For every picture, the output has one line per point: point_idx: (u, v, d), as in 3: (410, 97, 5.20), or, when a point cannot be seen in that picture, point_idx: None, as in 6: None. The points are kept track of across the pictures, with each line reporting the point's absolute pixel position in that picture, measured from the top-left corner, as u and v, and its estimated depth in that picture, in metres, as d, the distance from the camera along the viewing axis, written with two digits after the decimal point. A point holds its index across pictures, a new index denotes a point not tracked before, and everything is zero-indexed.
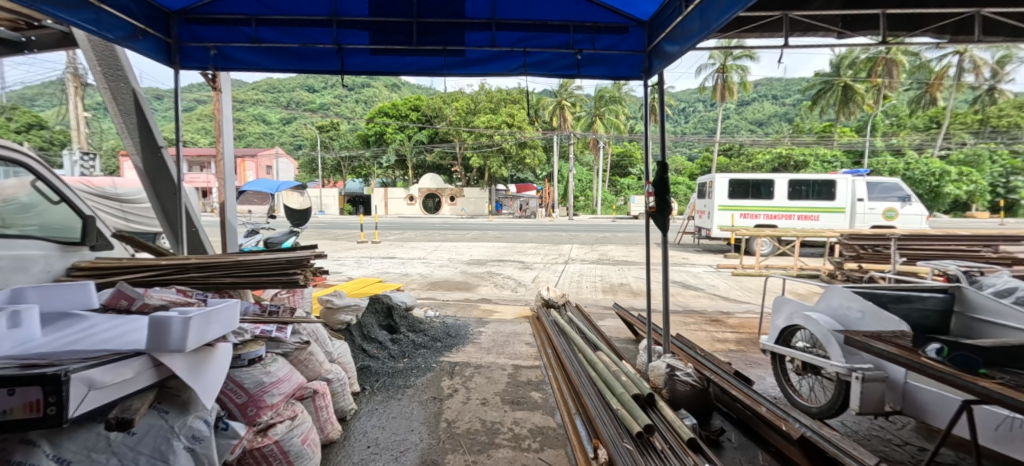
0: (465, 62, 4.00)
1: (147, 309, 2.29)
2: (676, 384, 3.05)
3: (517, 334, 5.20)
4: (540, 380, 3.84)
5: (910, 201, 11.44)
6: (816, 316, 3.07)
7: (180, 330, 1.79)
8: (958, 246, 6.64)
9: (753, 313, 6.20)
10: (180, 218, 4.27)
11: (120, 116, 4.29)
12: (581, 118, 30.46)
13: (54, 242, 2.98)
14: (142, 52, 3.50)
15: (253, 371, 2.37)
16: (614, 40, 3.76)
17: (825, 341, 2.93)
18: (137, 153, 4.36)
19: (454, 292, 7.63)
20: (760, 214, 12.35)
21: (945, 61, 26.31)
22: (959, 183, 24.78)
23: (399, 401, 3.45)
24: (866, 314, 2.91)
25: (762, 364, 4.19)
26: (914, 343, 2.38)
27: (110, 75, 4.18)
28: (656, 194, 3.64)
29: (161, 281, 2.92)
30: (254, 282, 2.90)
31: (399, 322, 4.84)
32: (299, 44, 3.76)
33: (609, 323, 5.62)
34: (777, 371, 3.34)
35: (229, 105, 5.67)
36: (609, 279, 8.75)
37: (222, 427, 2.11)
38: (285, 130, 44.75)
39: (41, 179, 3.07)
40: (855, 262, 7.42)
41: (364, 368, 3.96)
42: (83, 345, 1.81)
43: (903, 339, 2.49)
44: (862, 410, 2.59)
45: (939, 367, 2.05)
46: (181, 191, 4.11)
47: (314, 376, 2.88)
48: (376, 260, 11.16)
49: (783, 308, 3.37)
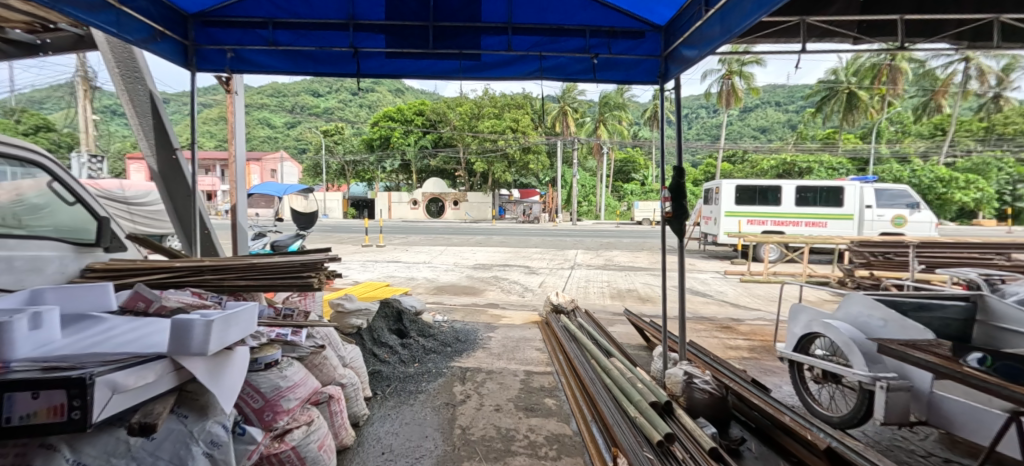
0: (481, 66, 3.92)
1: (165, 311, 2.31)
2: (694, 391, 3.02)
3: (527, 340, 5.15)
4: (552, 386, 3.80)
5: (919, 208, 11.38)
6: (836, 323, 3.01)
7: (201, 332, 1.75)
8: (970, 253, 6.61)
9: (764, 321, 6.13)
10: (195, 224, 4.27)
11: (137, 118, 4.26)
12: (585, 124, 31.22)
13: (69, 243, 3.01)
14: (161, 54, 3.47)
15: (269, 376, 2.37)
16: (630, 44, 3.72)
17: (846, 349, 2.87)
18: (151, 155, 4.35)
19: (461, 297, 7.62)
20: (767, 221, 12.26)
21: (951, 68, 26.43)
22: (966, 191, 24.90)
23: (411, 406, 3.43)
24: (889, 322, 2.87)
25: (778, 372, 4.13)
26: (953, 353, 2.32)
27: (127, 76, 4.14)
28: (672, 198, 3.61)
29: (175, 283, 2.96)
30: (268, 284, 2.98)
31: (408, 326, 4.80)
32: (315, 47, 3.71)
33: (619, 329, 5.58)
34: (795, 379, 3.30)
35: (243, 108, 5.68)
36: (616, 285, 8.70)
37: (240, 432, 2.11)
38: (289, 134, 45.21)
39: (57, 180, 3.10)
40: (866, 270, 7.37)
41: (375, 372, 3.90)
42: (102, 346, 1.78)
43: (938, 348, 2.44)
44: (885, 420, 2.55)
45: (981, 379, 2.00)
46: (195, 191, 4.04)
47: (327, 381, 2.87)
48: (382, 263, 11.15)
49: (800, 316, 3.32)
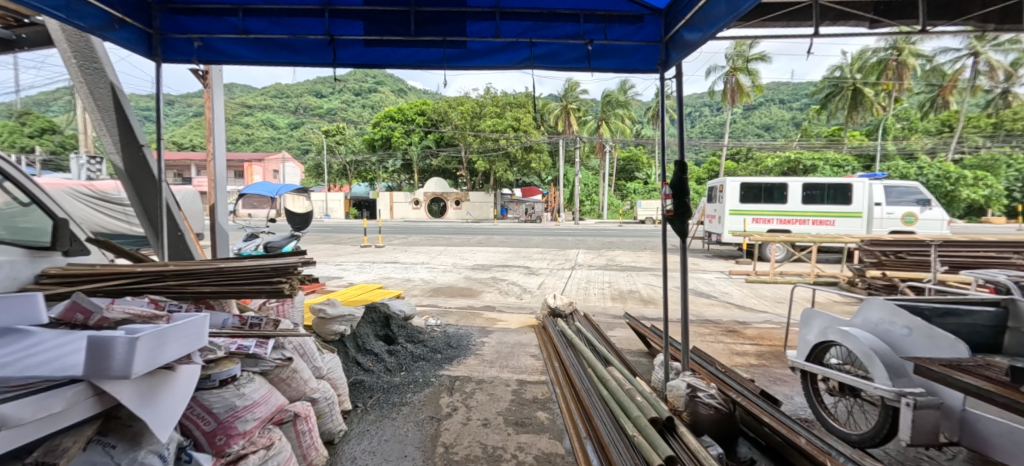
0: (467, 54, 3.70)
1: (105, 324, 2.07)
2: (698, 407, 2.76)
3: (522, 346, 4.91)
4: (546, 397, 3.55)
5: (930, 206, 11.06)
6: (854, 332, 2.75)
7: (123, 351, 1.50)
8: (988, 253, 6.31)
9: (772, 324, 5.86)
10: (162, 216, 3.76)
11: (98, 112, 4.03)
12: (587, 122, 31.07)
13: (21, 247, 2.78)
14: (121, 44, 3.23)
15: (224, 394, 2.13)
16: (628, 29, 3.46)
17: (866, 360, 2.61)
18: (116, 152, 4.13)
19: (456, 299, 7.38)
20: (773, 219, 11.94)
21: (960, 63, 26.11)
22: (975, 188, 24.54)
23: (392, 421, 3.18)
24: (914, 331, 2.58)
25: (787, 381, 3.86)
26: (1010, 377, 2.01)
27: (86, 67, 3.92)
28: (674, 196, 3.35)
29: (133, 290, 2.72)
30: (235, 291, 2.74)
31: (397, 332, 4.57)
32: (289, 35, 3.46)
33: (619, 333, 5.32)
34: (808, 391, 3.03)
35: (223, 101, 5.44)
36: (617, 286, 8.44)
37: (186, 459, 1.90)
38: (292, 135, 45.36)
39: (10, 181, 2.89)
40: (877, 270, 7.07)
41: (358, 382, 3.66)
42: (12, 369, 1.55)
43: (988, 370, 2.14)
44: (912, 442, 2.29)
45: None
46: (161, 185, 3.76)
47: (297, 396, 2.60)
48: (378, 264, 10.92)
49: (813, 322, 3.05)
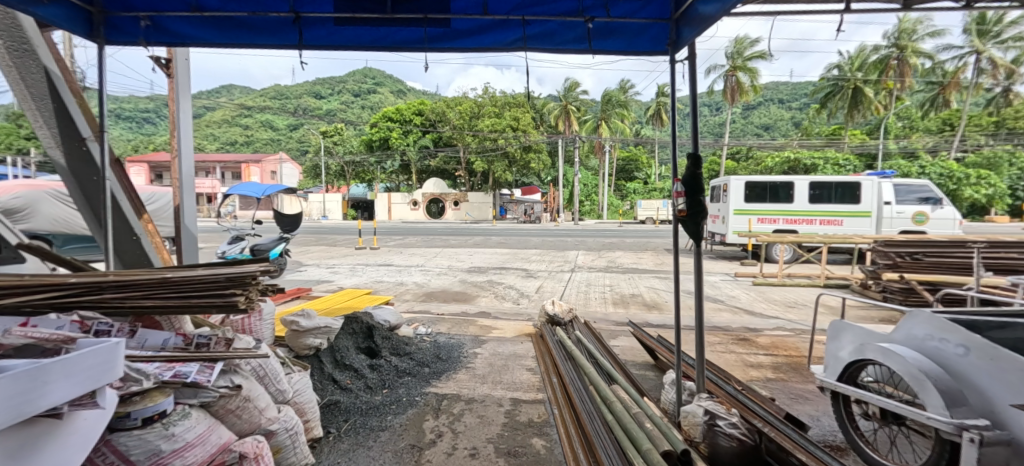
0: (450, 34, 3.33)
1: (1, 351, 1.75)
2: (718, 438, 2.38)
3: (517, 357, 4.52)
4: (542, 420, 3.17)
5: (941, 205, 10.69)
6: (898, 350, 2.38)
7: None
8: (1013, 255, 5.92)
9: (786, 331, 5.47)
10: (105, 209, 3.39)
11: (32, 100, 3.72)
12: (587, 122, 30.70)
13: None
14: (48, 21, 2.99)
15: (146, 436, 1.80)
16: (633, 6, 3.08)
17: (914, 383, 2.22)
18: (55, 145, 3.86)
19: (450, 305, 6.99)
20: (779, 218, 11.56)
21: (961, 61, 25.86)
22: (978, 187, 24.15)
23: (367, 450, 2.80)
24: (971, 350, 2.18)
25: (811, 400, 3.47)
26: None
27: (15, 50, 3.60)
28: (686, 193, 2.96)
29: (62, 305, 2.27)
30: (183, 304, 2.34)
31: (381, 344, 4.15)
32: (249, 13, 3.10)
33: (622, 343, 4.92)
34: (841, 414, 2.66)
35: (188, 98, 5.08)
36: (619, 290, 8.06)
37: None
38: (291, 136, 45.12)
39: None
40: (892, 272, 6.69)
41: (332, 404, 3.27)
42: None
43: None
44: None
45: None
46: (104, 174, 3.40)
47: (250, 429, 2.20)
48: (372, 267, 10.55)
49: (846, 336, 2.68)
